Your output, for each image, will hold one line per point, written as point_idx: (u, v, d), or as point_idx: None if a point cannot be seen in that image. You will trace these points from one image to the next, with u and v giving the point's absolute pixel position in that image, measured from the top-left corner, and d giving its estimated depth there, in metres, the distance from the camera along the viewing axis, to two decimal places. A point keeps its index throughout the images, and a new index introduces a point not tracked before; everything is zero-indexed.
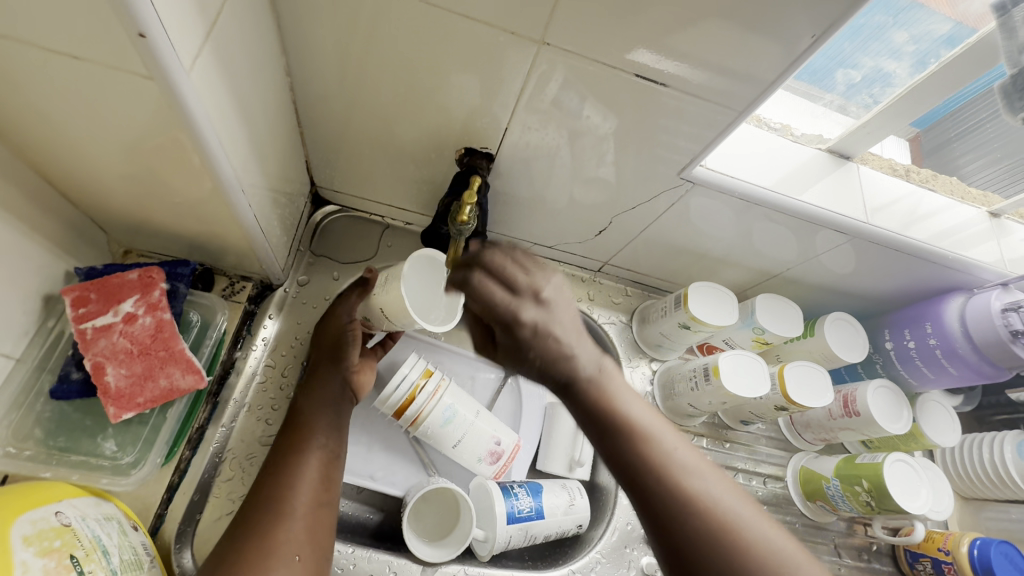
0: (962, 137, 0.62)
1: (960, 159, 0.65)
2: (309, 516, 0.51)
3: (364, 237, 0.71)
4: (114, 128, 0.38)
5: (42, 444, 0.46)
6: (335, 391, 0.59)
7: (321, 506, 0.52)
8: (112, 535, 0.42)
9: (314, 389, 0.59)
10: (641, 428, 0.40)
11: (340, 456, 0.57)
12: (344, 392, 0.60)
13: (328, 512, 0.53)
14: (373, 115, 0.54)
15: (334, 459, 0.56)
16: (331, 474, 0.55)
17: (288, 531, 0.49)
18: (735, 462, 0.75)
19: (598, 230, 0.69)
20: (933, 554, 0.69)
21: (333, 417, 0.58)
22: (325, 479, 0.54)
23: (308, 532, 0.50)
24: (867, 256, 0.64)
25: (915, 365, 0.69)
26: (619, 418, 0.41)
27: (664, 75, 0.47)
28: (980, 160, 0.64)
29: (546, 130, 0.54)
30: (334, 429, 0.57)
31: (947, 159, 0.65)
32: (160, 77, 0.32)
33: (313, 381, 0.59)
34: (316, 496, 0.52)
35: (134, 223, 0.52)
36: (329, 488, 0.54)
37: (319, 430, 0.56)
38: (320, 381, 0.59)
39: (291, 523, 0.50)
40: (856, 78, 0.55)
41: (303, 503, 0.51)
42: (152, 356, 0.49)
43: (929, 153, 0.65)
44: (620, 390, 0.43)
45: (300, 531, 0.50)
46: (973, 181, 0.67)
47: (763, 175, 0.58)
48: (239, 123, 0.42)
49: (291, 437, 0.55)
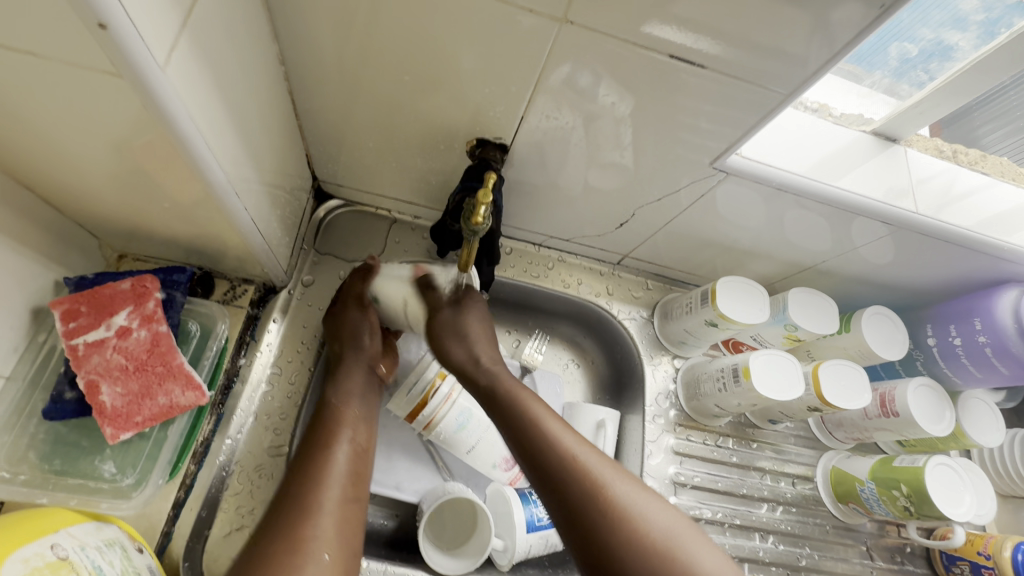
0: (983, 106, 0.59)
1: (982, 128, 0.61)
2: (339, 512, 0.45)
3: (371, 234, 0.68)
4: (89, 133, 0.34)
5: (37, 468, 0.44)
6: (361, 382, 0.56)
7: (349, 501, 0.46)
8: (114, 562, 0.40)
9: (340, 381, 0.55)
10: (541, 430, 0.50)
11: (369, 452, 0.51)
12: (370, 380, 0.57)
13: (356, 510, 0.46)
14: (376, 106, 0.50)
15: (364, 452, 0.51)
16: (361, 467, 0.49)
17: (316, 527, 0.42)
18: (762, 463, 0.72)
19: (619, 222, 0.65)
20: (973, 558, 0.66)
21: (362, 407, 0.54)
22: (354, 473, 0.48)
23: (339, 528, 0.44)
24: (910, 248, 0.59)
25: (961, 363, 0.65)
26: (529, 423, 0.51)
27: (700, 54, 0.42)
28: (1004, 128, 0.60)
29: (564, 116, 0.50)
30: (365, 420, 0.53)
31: (968, 130, 0.61)
32: (130, 75, 0.28)
33: (337, 375, 0.56)
34: (343, 491, 0.46)
35: (125, 229, 0.48)
36: (357, 484, 0.48)
37: (347, 423, 0.51)
38: (344, 374, 0.56)
39: (320, 519, 0.43)
40: (912, 52, 0.49)
41: (330, 499, 0.45)
42: (148, 373, 0.46)
43: (949, 124, 0.61)
44: (533, 403, 0.53)
45: (328, 528, 0.43)
46: (991, 151, 0.62)
47: (801, 161, 0.54)
48: (227, 120, 0.38)
49: (318, 430, 0.50)
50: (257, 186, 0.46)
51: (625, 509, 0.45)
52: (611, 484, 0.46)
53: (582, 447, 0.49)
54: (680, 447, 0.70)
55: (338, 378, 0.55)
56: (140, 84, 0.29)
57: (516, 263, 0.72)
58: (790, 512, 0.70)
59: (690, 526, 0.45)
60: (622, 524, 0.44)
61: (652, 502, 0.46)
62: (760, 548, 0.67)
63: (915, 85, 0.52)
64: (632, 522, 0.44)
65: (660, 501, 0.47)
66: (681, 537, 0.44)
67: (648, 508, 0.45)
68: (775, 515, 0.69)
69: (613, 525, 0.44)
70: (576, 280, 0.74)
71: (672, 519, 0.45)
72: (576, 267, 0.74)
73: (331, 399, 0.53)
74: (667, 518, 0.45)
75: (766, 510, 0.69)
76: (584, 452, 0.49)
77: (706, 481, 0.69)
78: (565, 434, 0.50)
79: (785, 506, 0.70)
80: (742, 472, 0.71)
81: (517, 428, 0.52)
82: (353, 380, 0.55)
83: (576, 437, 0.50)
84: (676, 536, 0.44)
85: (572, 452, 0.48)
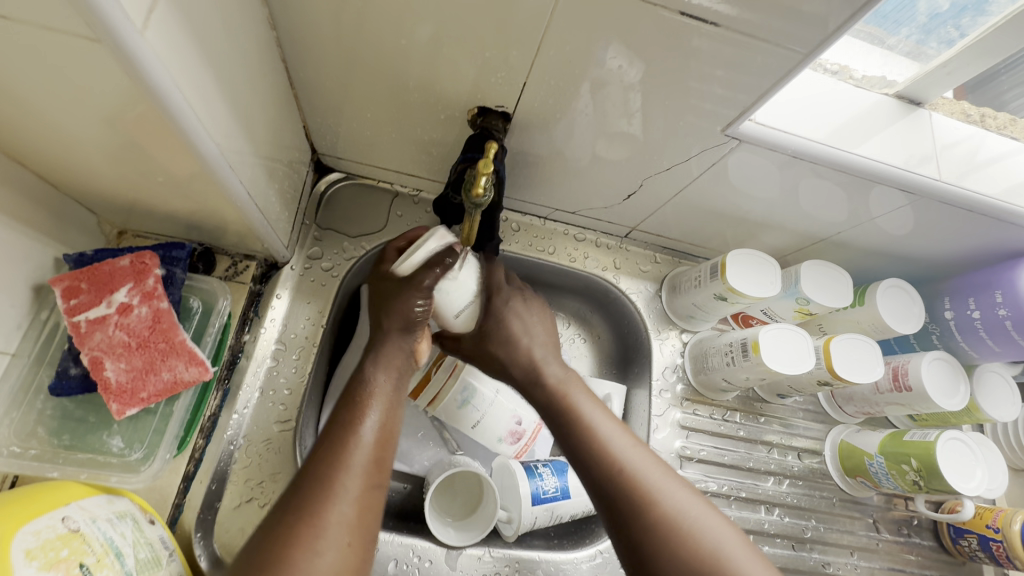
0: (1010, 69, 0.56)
1: (1007, 95, 0.58)
2: (362, 499, 0.40)
3: (373, 207, 0.66)
4: (70, 103, 0.33)
5: (47, 443, 0.45)
6: (402, 365, 0.50)
7: (373, 486, 0.42)
8: (126, 534, 0.40)
9: (376, 356, 0.50)
10: (595, 432, 0.49)
11: (395, 433, 0.46)
12: (406, 359, 0.51)
13: (380, 496, 0.42)
14: (372, 73, 0.48)
15: (389, 439, 0.45)
16: (386, 451, 0.44)
17: (336, 511, 0.39)
18: (770, 437, 0.71)
19: (626, 194, 0.63)
20: (981, 531, 0.66)
21: (393, 390, 0.48)
22: (376, 463, 0.43)
23: (359, 515, 0.40)
24: (931, 216, 0.57)
25: (979, 337, 0.63)
26: (580, 421, 0.50)
27: (713, 13, 0.39)
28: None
29: (568, 82, 0.47)
30: (396, 401, 0.48)
31: (993, 95, 0.58)
32: (108, 40, 0.27)
33: (379, 353, 0.50)
34: (367, 477, 0.42)
35: (123, 204, 0.48)
36: (381, 470, 0.43)
37: (373, 402, 0.46)
38: (385, 353, 0.50)
39: (339, 504, 0.39)
40: (943, 6, 0.47)
41: (353, 482, 0.41)
42: (151, 350, 0.47)
43: (974, 88, 0.58)
44: (581, 401, 0.52)
45: (349, 512, 0.39)
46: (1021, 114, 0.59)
47: (818, 126, 0.51)
48: (215, 88, 0.37)
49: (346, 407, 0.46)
50: (252, 159, 0.45)
51: (677, 519, 0.43)
52: (662, 492, 0.45)
53: (635, 451, 0.48)
54: (687, 422, 0.70)
55: (379, 354, 0.50)
56: (121, 51, 0.28)
57: (523, 238, 0.71)
58: (796, 485, 0.70)
59: (747, 545, 0.44)
60: (673, 535, 0.43)
61: (709, 517, 0.44)
62: (765, 520, 0.67)
63: (944, 43, 0.49)
64: (683, 535, 0.43)
65: (717, 518, 0.45)
66: (737, 556, 0.42)
67: (703, 525, 0.43)
68: (782, 488, 0.69)
69: (665, 537, 0.43)
70: (583, 254, 0.73)
71: (728, 537, 0.43)
72: (583, 241, 0.73)
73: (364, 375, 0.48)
74: (720, 534, 0.43)
75: (773, 483, 0.69)
76: (635, 456, 0.48)
77: (712, 455, 0.69)
78: (617, 438, 0.49)
79: (792, 479, 0.70)
80: (749, 446, 0.70)
81: (563, 421, 0.51)
82: (386, 358, 0.50)
83: (625, 437, 0.50)
84: (735, 557, 0.42)
85: (623, 459, 0.47)
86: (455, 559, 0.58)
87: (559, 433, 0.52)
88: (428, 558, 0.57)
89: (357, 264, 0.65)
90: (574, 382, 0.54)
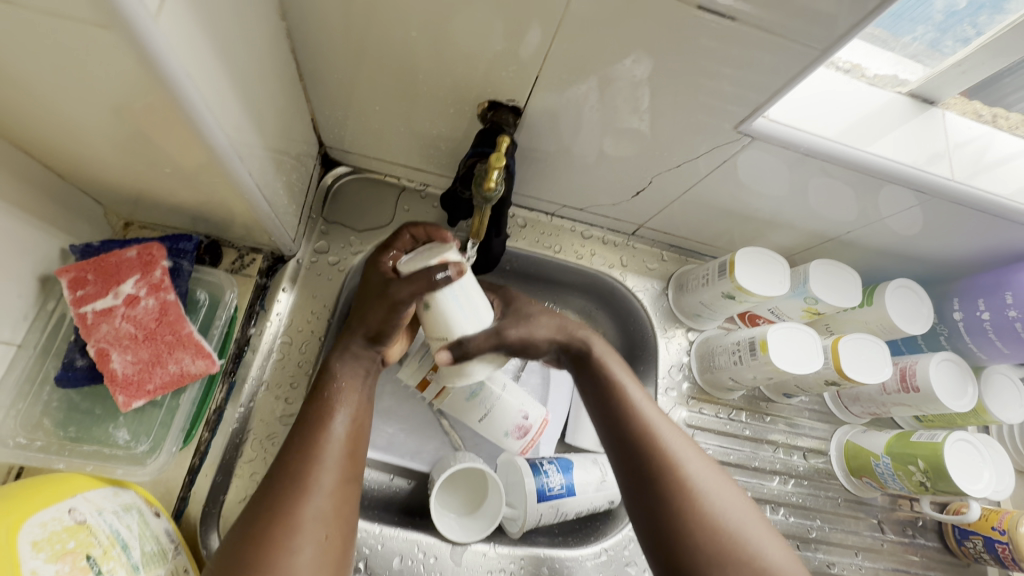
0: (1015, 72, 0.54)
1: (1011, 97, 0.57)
2: (338, 494, 0.43)
3: (379, 201, 0.66)
4: (79, 91, 0.32)
5: (52, 435, 0.45)
6: (370, 366, 0.49)
7: (347, 482, 0.44)
8: (132, 527, 0.40)
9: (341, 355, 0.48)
10: (627, 402, 0.50)
11: (367, 429, 0.48)
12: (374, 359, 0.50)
13: (354, 489, 0.44)
14: (382, 66, 0.48)
15: (361, 430, 0.47)
16: (358, 444, 0.46)
17: (314, 509, 0.41)
18: (775, 437, 0.71)
19: (634, 191, 0.63)
20: (986, 533, 0.66)
21: (364, 388, 0.48)
22: (348, 457, 0.45)
23: (334, 510, 0.42)
24: (941, 216, 0.56)
25: (988, 339, 0.63)
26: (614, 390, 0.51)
27: (730, 8, 0.38)
28: None
29: (580, 77, 0.47)
30: (365, 401, 0.48)
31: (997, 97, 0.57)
32: (121, 26, 0.27)
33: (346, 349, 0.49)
34: (342, 471, 0.44)
35: (129, 195, 0.47)
36: (355, 464, 0.45)
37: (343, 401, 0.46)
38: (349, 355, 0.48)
39: (315, 500, 0.41)
40: (960, 4, 0.46)
41: (328, 479, 0.42)
42: (158, 342, 0.46)
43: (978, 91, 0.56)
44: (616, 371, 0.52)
45: (325, 509, 0.41)
46: None
47: (831, 124, 0.50)
48: (225, 78, 0.37)
49: (314, 403, 0.46)
50: (261, 151, 0.45)
51: (697, 487, 0.46)
52: (689, 465, 0.47)
53: (661, 418, 0.50)
54: (693, 420, 0.69)
55: (347, 350, 0.49)
56: (133, 38, 0.27)
57: (529, 234, 0.70)
58: (802, 485, 0.70)
59: (759, 517, 0.46)
60: (694, 501, 0.45)
61: (726, 489, 0.47)
62: (770, 520, 0.67)
63: (960, 42, 0.48)
64: (706, 507, 0.45)
65: (732, 490, 0.47)
66: (749, 525, 0.45)
67: (719, 494, 0.46)
68: (787, 488, 0.69)
69: (687, 502, 0.45)
70: (589, 251, 0.72)
71: (742, 508, 0.46)
72: (590, 238, 0.73)
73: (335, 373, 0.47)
74: (738, 507, 0.46)
75: (778, 482, 0.69)
76: (664, 427, 0.49)
77: (717, 454, 0.69)
78: (645, 403, 0.51)
79: (797, 479, 0.70)
80: (754, 446, 0.70)
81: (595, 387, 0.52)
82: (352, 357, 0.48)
83: (655, 407, 0.51)
84: (746, 528, 0.45)
85: (651, 423, 0.49)
86: (460, 556, 0.57)
87: (589, 392, 0.53)
88: (433, 554, 0.57)
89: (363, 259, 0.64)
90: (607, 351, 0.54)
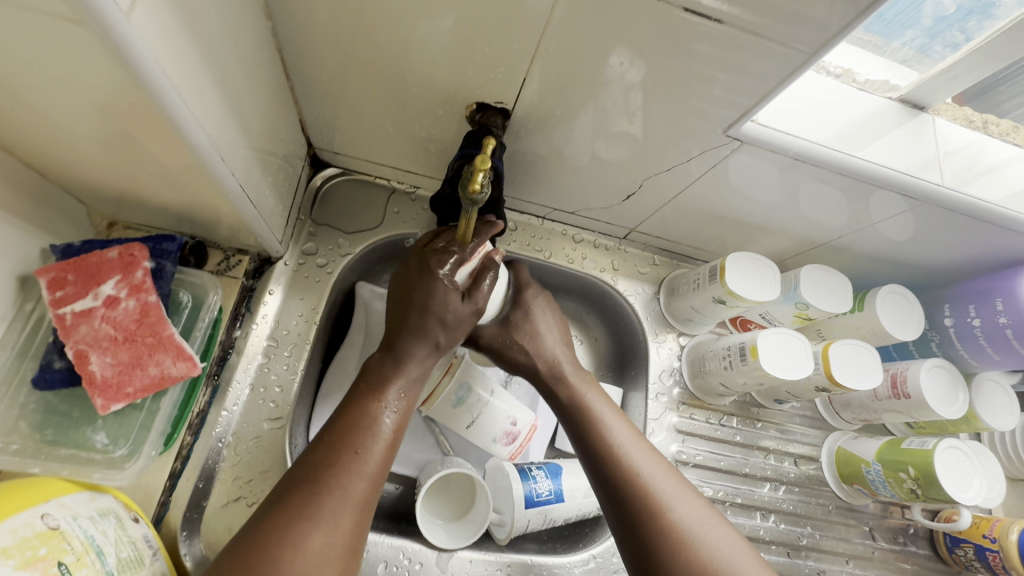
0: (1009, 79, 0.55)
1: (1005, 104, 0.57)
2: (363, 500, 0.40)
3: (369, 203, 0.65)
4: (54, 87, 0.32)
5: (30, 438, 0.44)
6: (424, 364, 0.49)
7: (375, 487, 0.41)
8: (108, 532, 0.39)
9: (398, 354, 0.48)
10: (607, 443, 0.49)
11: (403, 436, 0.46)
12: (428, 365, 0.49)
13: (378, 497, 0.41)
14: (369, 66, 0.47)
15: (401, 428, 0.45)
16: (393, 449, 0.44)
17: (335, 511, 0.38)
18: (766, 443, 0.71)
19: (625, 195, 0.62)
20: (977, 541, 0.66)
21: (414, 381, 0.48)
22: (384, 462, 0.42)
23: (356, 517, 0.39)
24: (932, 222, 0.56)
25: (979, 345, 0.63)
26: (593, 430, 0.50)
27: (716, 11, 0.38)
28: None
29: (568, 80, 0.46)
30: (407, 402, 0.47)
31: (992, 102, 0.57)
32: (92, 22, 0.26)
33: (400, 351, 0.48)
34: (373, 476, 0.41)
35: (112, 195, 0.47)
36: (384, 470, 0.43)
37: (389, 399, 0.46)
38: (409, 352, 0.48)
39: (344, 507, 0.38)
40: (949, 9, 0.46)
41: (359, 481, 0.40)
42: (138, 344, 0.46)
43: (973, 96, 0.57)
44: (599, 410, 0.51)
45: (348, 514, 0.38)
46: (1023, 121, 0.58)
47: (821, 129, 0.50)
48: (206, 77, 0.36)
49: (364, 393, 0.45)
50: (246, 151, 0.44)
51: (683, 531, 0.43)
52: (673, 507, 0.45)
53: (649, 458, 0.48)
54: (684, 426, 0.69)
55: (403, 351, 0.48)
56: (106, 34, 0.27)
57: (520, 238, 0.70)
58: (793, 492, 0.69)
59: (751, 561, 0.43)
60: (675, 547, 0.43)
61: (716, 530, 0.44)
62: (761, 527, 0.67)
63: (949, 47, 0.48)
64: (692, 552, 0.42)
65: (725, 532, 0.44)
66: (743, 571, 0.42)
67: (708, 538, 0.43)
68: (778, 495, 0.69)
69: (667, 550, 0.43)
70: (581, 255, 0.72)
71: (733, 549, 0.43)
72: (581, 241, 0.72)
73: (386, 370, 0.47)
74: (730, 550, 0.43)
75: (769, 489, 0.69)
76: (647, 468, 0.47)
77: (708, 459, 0.68)
78: (631, 444, 0.49)
79: (788, 486, 0.69)
80: (745, 452, 0.70)
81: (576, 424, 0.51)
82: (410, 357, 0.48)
83: (640, 447, 0.49)
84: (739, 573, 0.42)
85: (633, 466, 0.47)
86: (446, 562, 0.57)
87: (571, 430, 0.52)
88: (419, 560, 0.56)
89: (351, 261, 0.64)
90: (591, 388, 0.54)
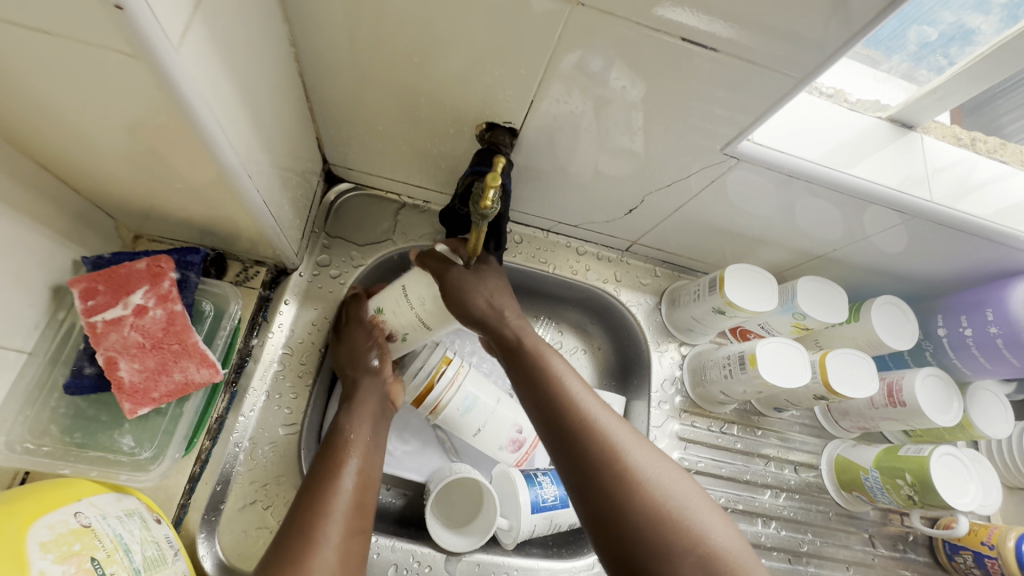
0: (1004, 95, 0.58)
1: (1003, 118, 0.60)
2: (344, 545, 0.42)
3: (381, 217, 0.68)
4: (100, 111, 0.34)
5: (60, 440, 0.46)
6: (377, 411, 0.54)
7: (355, 532, 0.44)
8: (134, 531, 0.41)
9: (353, 406, 0.53)
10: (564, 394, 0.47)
11: (374, 483, 0.49)
12: (382, 408, 0.55)
13: (361, 543, 0.44)
14: (386, 88, 0.50)
15: (369, 483, 0.48)
16: (367, 498, 0.47)
17: (320, 560, 0.40)
18: (766, 450, 0.72)
19: (628, 209, 0.65)
20: (975, 548, 0.67)
21: (373, 435, 0.52)
22: (360, 507, 0.46)
23: (342, 562, 0.41)
24: (923, 236, 0.59)
25: (971, 354, 0.65)
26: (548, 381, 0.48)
27: (713, 38, 0.41)
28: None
29: (573, 101, 0.49)
30: (372, 452, 0.51)
31: (988, 119, 0.61)
32: (144, 55, 0.29)
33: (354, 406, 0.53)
34: (350, 523, 0.44)
35: (140, 209, 0.49)
36: (363, 516, 0.46)
37: (355, 450, 0.49)
38: (360, 402, 0.54)
39: (325, 552, 0.41)
40: (932, 36, 0.49)
41: (336, 529, 0.43)
42: (165, 351, 0.48)
43: (970, 112, 0.60)
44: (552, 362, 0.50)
45: (333, 560, 0.41)
46: (1013, 140, 0.61)
47: (813, 147, 0.53)
48: (238, 100, 0.39)
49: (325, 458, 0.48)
50: (269, 168, 0.47)
51: (638, 475, 0.42)
52: (627, 451, 0.44)
53: (603, 408, 0.47)
54: (685, 433, 0.70)
55: (353, 406, 0.53)
56: (157, 66, 0.29)
57: (525, 250, 0.72)
58: (793, 499, 0.71)
59: (706, 500, 0.43)
60: (635, 488, 0.41)
61: (669, 472, 0.43)
62: (762, 533, 0.68)
63: (934, 70, 0.51)
64: (647, 491, 0.41)
65: (680, 476, 0.44)
66: (696, 510, 0.41)
67: (666, 479, 0.43)
68: (779, 502, 0.70)
69: (626, 491, 0.41)
70: (584, 266, 0.74)
71: (687, 489, 0.43)
72: (584, 253, 0.74)
73: (345, 427, 0.51)
74: (684, 491, 0.42)
75: (770, 496, 0.70)
76: (602, 415, 0.46)
77: (710, 466, 0.70)
78: (585, 395, 0.48)
79: (788, 493, 0.71)
80: (746, 459, 0.71)
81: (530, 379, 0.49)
82: (364, 407, 0.53)
83: (595, 398, 0.48)
84: (692, 510, 0.41)
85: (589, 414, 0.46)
86: (453, 565, 0.58)
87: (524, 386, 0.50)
88: (428, 564, 0.58)
89: (364, 272, 0.66)
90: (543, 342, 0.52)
